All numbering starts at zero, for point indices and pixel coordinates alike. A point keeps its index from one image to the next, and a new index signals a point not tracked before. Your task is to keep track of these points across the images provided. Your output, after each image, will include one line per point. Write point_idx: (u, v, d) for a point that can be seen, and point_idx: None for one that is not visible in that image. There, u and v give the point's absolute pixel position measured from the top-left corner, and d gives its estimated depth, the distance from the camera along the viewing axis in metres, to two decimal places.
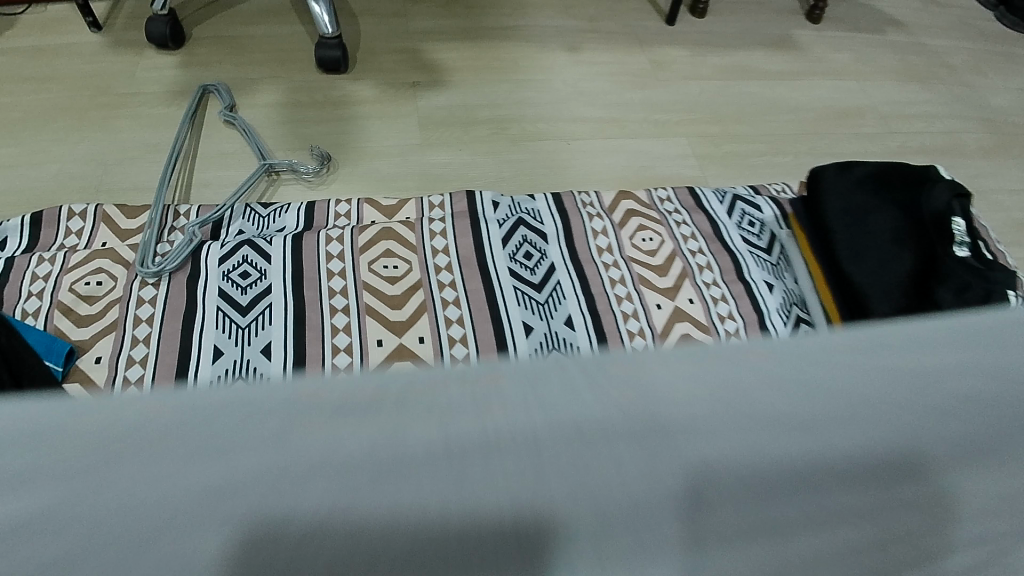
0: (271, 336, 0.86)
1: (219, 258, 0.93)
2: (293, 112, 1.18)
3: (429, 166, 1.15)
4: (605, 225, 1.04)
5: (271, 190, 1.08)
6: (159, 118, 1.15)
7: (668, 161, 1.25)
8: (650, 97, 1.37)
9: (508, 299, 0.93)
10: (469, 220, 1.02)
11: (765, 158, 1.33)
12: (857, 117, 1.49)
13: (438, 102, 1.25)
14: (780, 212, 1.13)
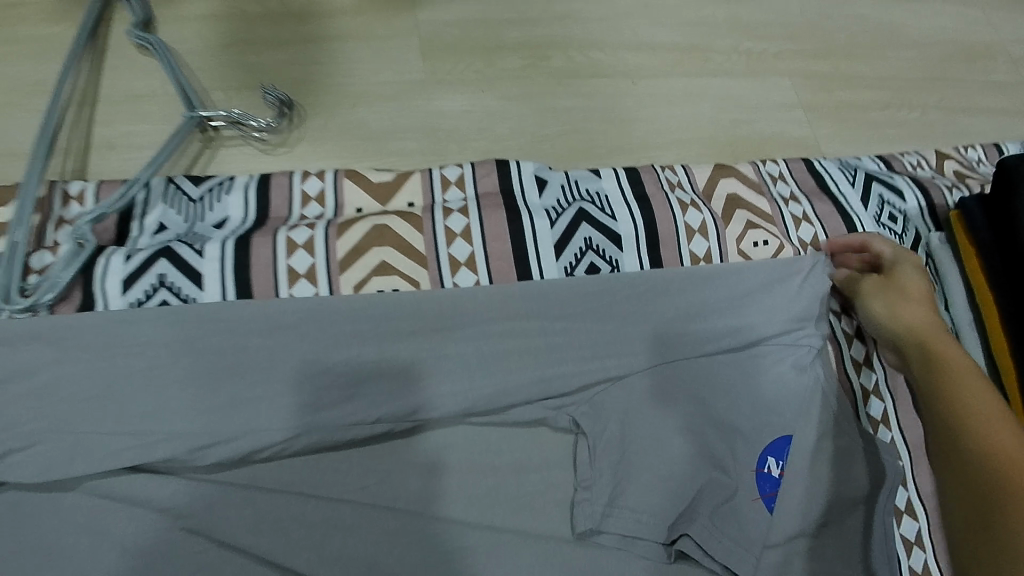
0: (200, 419, 0.55)
1: (122, 282, 0.60)
2: (244, 31, 0.81)
3: (439, 119, 0.80)
4: (704, 218, 0.71)
5: (207, 157, 0.73)
6: (45, 40, 0.78)
7: (770, 113, 0.92)
8: (739, 17, 1.00)
9: (567, 349, 0.62)
10: (504, 212, 0.68)
11: (885, 111, 1.00)
12: (999, 56, 1.12)
13: (450, 16, 0.87)
14: (927, 203, 0.82)
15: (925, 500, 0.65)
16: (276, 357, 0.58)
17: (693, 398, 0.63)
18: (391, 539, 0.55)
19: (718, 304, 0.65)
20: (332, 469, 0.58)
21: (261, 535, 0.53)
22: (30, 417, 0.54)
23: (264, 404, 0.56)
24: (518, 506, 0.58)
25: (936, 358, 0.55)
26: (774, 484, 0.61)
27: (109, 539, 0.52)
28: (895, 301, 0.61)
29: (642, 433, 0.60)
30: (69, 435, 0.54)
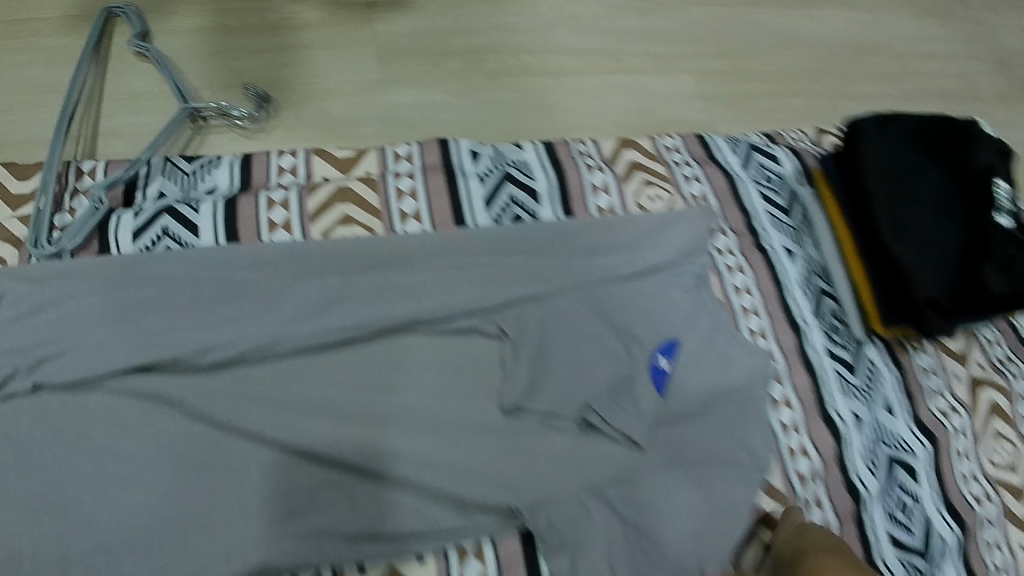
0: (198, 333, 0.68)
1: (132, 233, 0.74)
2: (227, 41, 0.96)
3: (394, 109, 0.96)
4: (607, 179, 0.89)
5: (198, 141, 0.88)
6: (58, 53, 0.92)
7: (674, 103, 1.10)
8: (648, 25, 1.18)
9: (498, 279, 0.77)
10: (443, 176, 0.85)
11: (777, 100, 1.18)
12: (875, 54, 1.32)
13: (401, 27, 1.04)
14: (800, 165, 1.01)
15: (798, 392, 0.88)
16: (263, 285, 0.72)
17: (602, 312, 0.80)
18: (361, 424, 0.69)
19: (614, 242, 0.84)
20: (309, 373, 0.71)
21: (253, 421, 0.66)
22: (60, 333, 0.66)
23: (253, 321, 0.70)
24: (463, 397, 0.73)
25: None
26: (664, 375, 0.78)
27: (129, 428, 0.65)
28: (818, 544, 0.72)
29: (563, 339, 0.77)
30: (90, 349, 0.66)
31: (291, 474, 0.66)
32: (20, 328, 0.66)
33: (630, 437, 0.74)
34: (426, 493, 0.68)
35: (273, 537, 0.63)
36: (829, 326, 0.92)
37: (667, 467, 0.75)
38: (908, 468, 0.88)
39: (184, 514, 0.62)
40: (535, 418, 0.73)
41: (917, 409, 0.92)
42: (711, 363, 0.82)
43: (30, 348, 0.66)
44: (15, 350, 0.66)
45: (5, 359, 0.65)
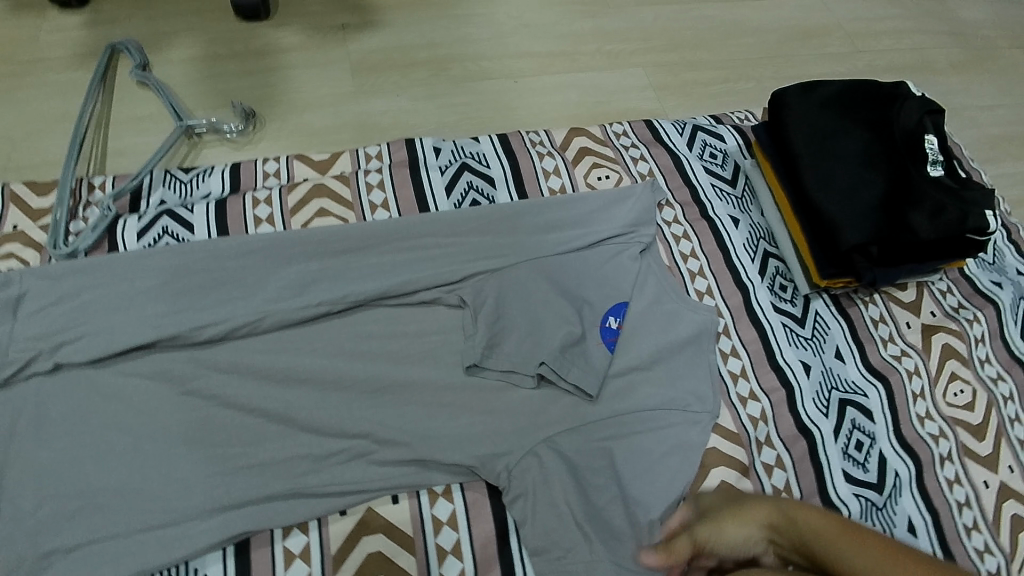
0: (192, 312, 0.77)
1: (137, 234, 0.85)
2: (216, 66, 1.08)
3: (368, 116, 1.07)
4: (557, 164, 0.99)
5: (193, 155, 1.00)
6: (72, 90, 1.06)
7: (627, 95, 1.20)
8: (602, 26, 1.28)
9: (458, 254, 0.86)
10: (408, 169, 0.95)
11: (728, 85, 1.27)
12: (825, 36, 1.41)
13: (372, 44, 1.15)
14: (743, 141, 1.11)
15: (746, 345, 0.95)
16: (249, 270, 0.81)
17: (557, 276, 0.86)
18: (340, 386, 0.78)
19: (567, 219, 0.91)
20: (294, 345, 0.80)
21: (244, 387, 0.76)
22: (77, 322, 0.75)
23: (242, 301, 0.79)
24: (431, 360, 0.82)
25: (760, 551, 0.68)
26: (614, 333, 0.84)
27: (135, 397, 0.74)
28: (737, 512, 0.67)
29: (522, 303, 0.84)
30: (99, 329, 0.75)
31: (275, 428, 0.75)
32: (43, 318, 0.75)
33: (582, 389, 0.80)
34: (395, 440, 0.75)
35: (263, 485, 0.72)
36: (775, 284, 1.00)
37: (621, 417, 0.80)
38: (863, 409, 0.94)
39: (182, 466, 0.71)
40: (497, 374, 0.81)
41: (867, 355, 0.99)
42: (658, 320, 0.88)
43: (51, 337, 0.74)
44: (40, 337, 0.74)
45: (31, 345, 0.73)
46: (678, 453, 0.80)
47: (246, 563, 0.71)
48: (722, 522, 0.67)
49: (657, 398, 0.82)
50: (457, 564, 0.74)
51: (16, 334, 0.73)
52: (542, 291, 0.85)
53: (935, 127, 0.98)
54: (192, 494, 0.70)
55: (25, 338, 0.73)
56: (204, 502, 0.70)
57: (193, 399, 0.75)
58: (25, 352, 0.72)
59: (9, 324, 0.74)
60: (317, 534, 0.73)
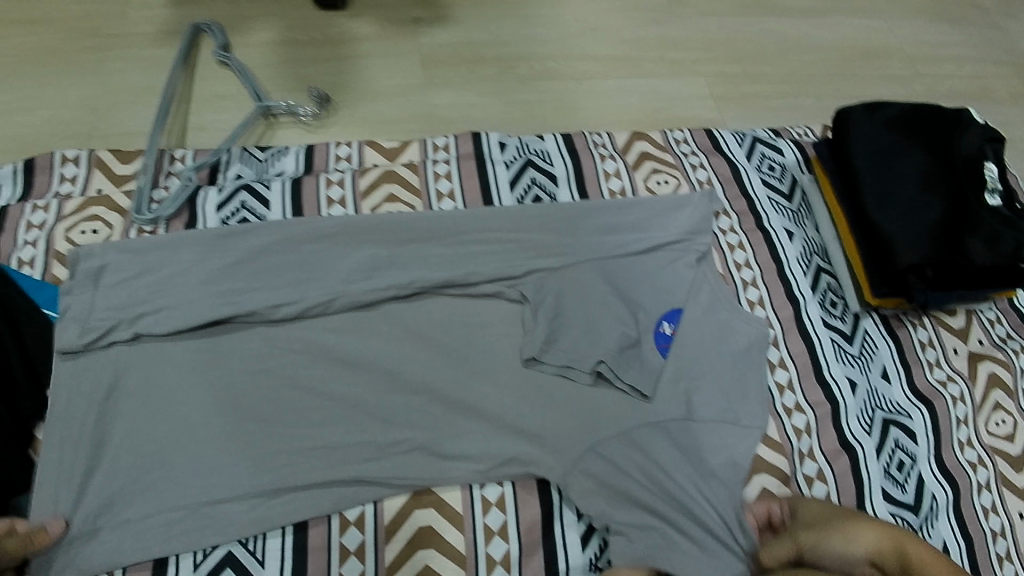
0: None
1: (216, 205, 0.90)
2: (293, 51, 1.12)
3: (435, 108, 1.10)
4: (618, 166, 1.02)
5: (268, 134, 1.04)
6: (156, 65, 1.11)
7: (686, 103, 1.22)
8: (665, 34, 1.30)
9: None
10: (475, 162, 0.98)
11: (786, 99, 1.28)
12: (885, 58, 1.41)
13: (443, 39, 1.18)
14: (802, 156, 1.12)
15: (794, 357, 0.96)
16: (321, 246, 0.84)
17: (618, 275, 0.88)
18: (402, 368, 0.80)
19: (626, 223, 0.93)
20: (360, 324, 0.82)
21: (310, 363, 0.79)
22: (155, 295, 0.78)
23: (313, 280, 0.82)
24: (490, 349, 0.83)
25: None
26: (667, 339, 0.85)
27: (206, 365, 0.77)
28: (848, 531, 0.70)
29: (581, 302, 0.85)
30: (176, 300, 0.78)
31: (334, 399, 0.78)
32: (124, 291, 0.78)
33: (640, 386, 0.81)
34: (452, 422, 0.79)
35: (327, 457, 0.75)
36: (826, 300, 1.01)
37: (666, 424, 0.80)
38: (907, 430, 0.95)
39: (247, 428, 0.75)
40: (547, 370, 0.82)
41: (913, 377, 0.99)
42: (710, 326, 0.87)
43: (129, 308, 0.77)
44: (118, 308, 0.77)
45: (109, 315, 0.76)
46: (726, 461, 0.79)
47: (305, 527, 0.74)
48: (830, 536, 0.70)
49: (706, 402, 0.82)
50: (503, 546, 0.77)
51: (98, 304, 0.77)
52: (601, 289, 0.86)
53: (995, 155, 0.99)
54: (256, 455, 0.74)
55: (103, 309, 0.76)
56: (270, 466, 0.73)
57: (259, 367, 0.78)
58: (106, 321, 0.75)
59: (90, 294, 0.77)
60: (372, 504, 0.76)
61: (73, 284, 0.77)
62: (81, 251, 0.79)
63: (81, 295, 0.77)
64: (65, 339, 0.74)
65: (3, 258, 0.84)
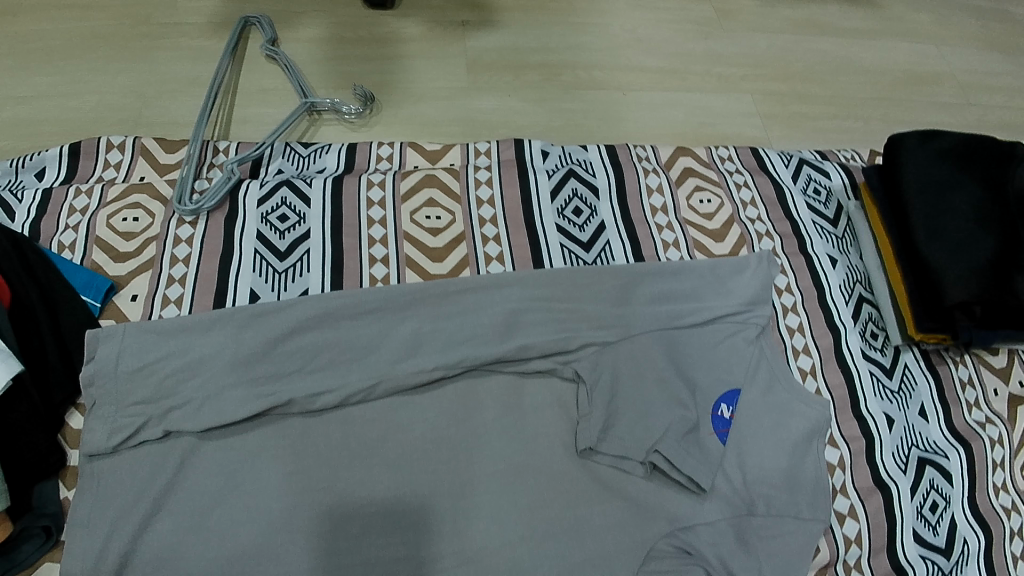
0: (307, 284, 0.84)
1: (258, 199, 0.90)
2: (340, 49, 1.13)
3: (477, 113, 1.10)
4: (661, 182, 1.00)
5: (312, 130, 1.04)
6: (204, 55, 1.12)
7: (732, 120, 1.19)
8: (712, 50, 1.28)
9: (555, 257, 0.90)
10: (517, 170, 0.97)
11: (832, 121, 1.25)
12: (936, 84, 1.37)
13: (488, 43, 1.18)
14: (849, 181, 1.09)
15: (832, 389, 0.93)
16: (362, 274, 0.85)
17: (655, 292, 0.87)
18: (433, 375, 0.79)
19: (671, 268, 0.90)
20: None
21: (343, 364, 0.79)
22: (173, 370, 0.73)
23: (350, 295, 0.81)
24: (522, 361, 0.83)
25: None
26: (725, 423, 0.82)
27: None
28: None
29: (616, 318, 0.84)
30: (197, 361, 0.74)
31: (363, 402, 0.78)
32: (140, 374, 0.73)
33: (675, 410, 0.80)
34: (480, 434, 0.78)
35: (355, 462, 0.76)
36: (866, 331, 0.98)
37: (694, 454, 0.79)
38: (942, 470, 0.92)
39: (277, 424, 0.76)
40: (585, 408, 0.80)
41: (951, 416, 0.96)
42: (758, 403, 0.85)
43: (160, 391, 0.73)
44: (147, 401, 0.73)
45: (140, 410, 0.72)
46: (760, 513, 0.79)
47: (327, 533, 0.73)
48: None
49: (747, 474, 0.81)
50: None
51: (120, 396, 0.72)
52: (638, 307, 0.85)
53: None
54: (286, 454, 0.75)
55: (132, 402, 0.72)
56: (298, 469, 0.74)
57: (292, 410, 0.76)
58: (134, 418, 0.72)
59: (114, 380, 0.72)
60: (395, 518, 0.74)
61: (93, 368, 0.72)
62: (100, 332, 0.73)
63: (106, 384, 0.72)
64: (98, 437, 0.71)
65: (45, 241, 0.85)
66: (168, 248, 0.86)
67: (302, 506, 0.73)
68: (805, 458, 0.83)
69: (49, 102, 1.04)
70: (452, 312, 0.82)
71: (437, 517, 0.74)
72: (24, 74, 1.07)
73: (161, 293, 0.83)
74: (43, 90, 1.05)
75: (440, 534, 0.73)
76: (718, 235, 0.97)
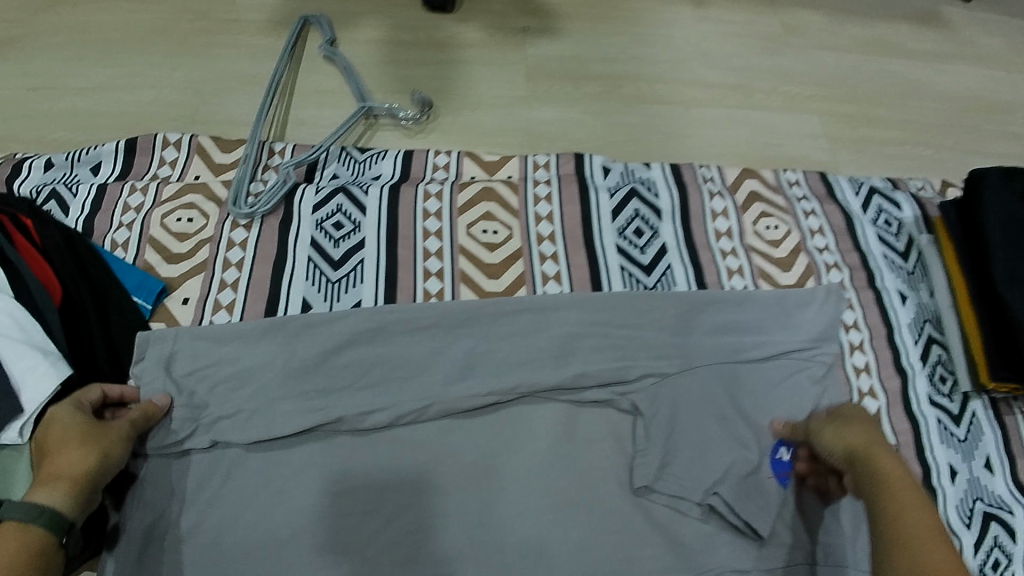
0: (361, 296, 0.82)
1: (313, 206, 0.88)
2: (399, 52, 1.11)
3: (536, 123, 1.07)
4: (726, 205, 0.97)
5: (368, 135, 1.02)
6: (263, 53, 1.10)
7: (797, 141, 1.15)
8: (779, 67, 1.23)
9: (614, 279, 0.87)
10: (577, 186, 0.94)
11: (902, 147, 1.20)
12: (1012, 113, 1.30)
13: (549, 52, 1.15)
14: (922, 213, 1.04)
15: (896, 433, 0.89)
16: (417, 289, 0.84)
17: (718, 322, 0.83)
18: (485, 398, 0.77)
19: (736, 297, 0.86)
20: None
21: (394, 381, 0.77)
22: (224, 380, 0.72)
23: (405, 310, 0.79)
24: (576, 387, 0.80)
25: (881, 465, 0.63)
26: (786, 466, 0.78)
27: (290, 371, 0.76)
28: (838, 429, 0.69)
29: (677, 350, 0.81)
30: (250, 374, 0.73)
31: (412, 423, 0.76)
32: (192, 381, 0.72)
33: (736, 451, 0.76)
34: (530, 463, 0.76)
35: (400, 485, 0.73)
36: (935, 374, 0.93)
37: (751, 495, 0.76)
38: (1009, 527, 0.86)
39: (324, 441, 0.74)
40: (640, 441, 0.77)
41: (1018, 470, 0.91)
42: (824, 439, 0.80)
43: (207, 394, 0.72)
44: (195, 409, 0.72)
45: (188, 418, 0.71)
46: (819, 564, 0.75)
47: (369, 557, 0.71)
48: (824, 429, 0.70)
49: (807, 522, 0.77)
50: None
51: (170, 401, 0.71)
52: (699, 338, 0.82)
53: None
54: (331, 472, 0.73)
55: (180, 409, 0.71)
56: (343, 488, 0.72)
57: (341, 428, 0.74)
58: (183, 426, 0.71)
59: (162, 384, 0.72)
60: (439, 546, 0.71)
61: (140, 370, 0.71)
62: (150, 335, 0.72)
63: (154, 389, 0.71)
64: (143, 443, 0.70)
65: (98, 238, 0.84)
66: (222, 251, 0.85)
67: (344, 528, 0.71)
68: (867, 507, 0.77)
69: (107, 94, 1.04)
70: (507, 333, 0.79)
71: (482, 548, 0.71)
72: (85, 65, 1.06)
73: (212, 298, 0.81)
74: (102, 82, 1.05)
75: (483, 566, 0.70)
76: (784, 263, 0.93)
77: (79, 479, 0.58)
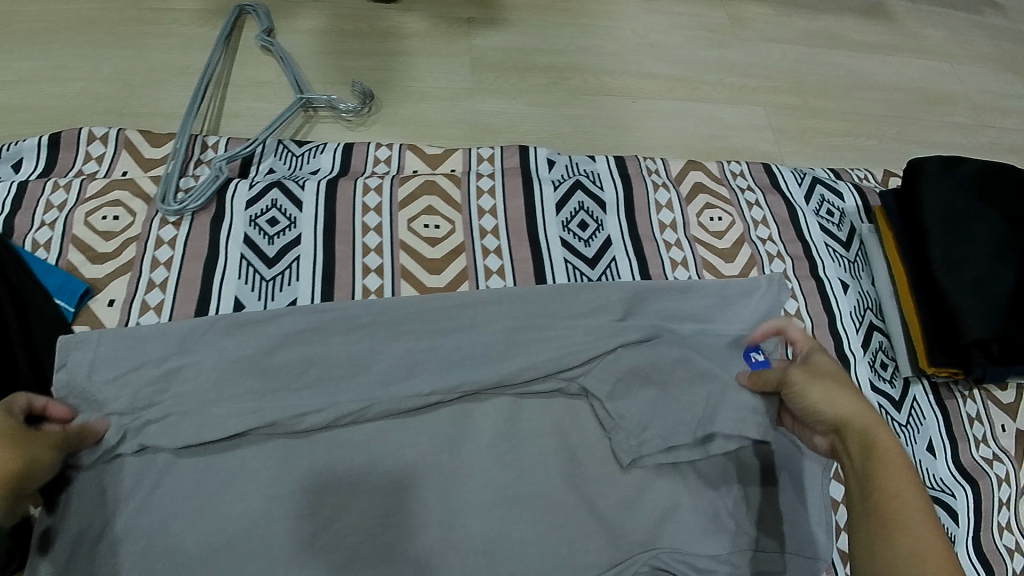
0: (296, 293, 0.80)
1: (246, 201, 0.85)
2: (340, 42, 1.08)
3: (481, 115, 1.05)
4: (671, 197, 0.96)
5: (307, 128, 0.99)
6: (197, 43, 1.06)
7: (743, 132, 1.16)
8: (726, 59, 1.24)
9: (557, 272, 0.86)
10: (521, 179, 0.93)
11: (845, 138, 1.21)
12: (950, 104, 1.33)
13: (495, 43, 1.13)
14: (863, 203, 1.06)
15: None
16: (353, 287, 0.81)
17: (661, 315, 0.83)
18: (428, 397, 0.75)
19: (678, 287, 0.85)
20: None
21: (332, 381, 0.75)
22: (148, 385, 0.69)
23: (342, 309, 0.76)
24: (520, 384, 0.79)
25: (874, 439, 0.60)
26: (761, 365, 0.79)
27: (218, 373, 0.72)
28: (828, 391, 0.64)
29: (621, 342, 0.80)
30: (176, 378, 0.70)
31: (351, 425, 0.74)
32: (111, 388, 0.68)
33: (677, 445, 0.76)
34: (473, 462, 0.74)
35: (341, 487, 0.71)
36: (876, 361, 0.94)
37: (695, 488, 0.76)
38: (949, 509, 0.88)
39: (259, 445, 0.72)
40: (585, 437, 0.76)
41: (959, 452, 0.93)
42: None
43: (129, 398, 0.68)
44: (117, 414, 0.68)
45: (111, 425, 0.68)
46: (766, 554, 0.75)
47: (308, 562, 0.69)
48: (813, 384, 0.66)
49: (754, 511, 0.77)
50: None
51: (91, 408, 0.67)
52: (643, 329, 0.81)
53: None
54: (266, 477, 0.70)
55: (102, 415, 0.68)
56: (280, 493, 0.70)
57: (276, 431, 0.71)
58: (106, 433, 0.67)
59: (84, 390, 0.68)
60: (382, 549, 0.69)
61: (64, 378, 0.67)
62: (73, 337, 0.68)
63: (74, 395, 0.68)
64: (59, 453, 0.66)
65: (18, 239, 0.80)
66: (150, 249, 0.81)
67: (280, 532, 0.68)
68: (812, 500, 0.77)
69: (28, 87, 0.99)
70: (448, 329, 0.77)
71: (425, 548, 0.70)
72: (4, 56, 1.01)
73: (140, 298, 0.78)
74: (23, 74, 1.00)
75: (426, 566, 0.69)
76: (727, 254, 0.93)
77: (6, 490, 0.56)
